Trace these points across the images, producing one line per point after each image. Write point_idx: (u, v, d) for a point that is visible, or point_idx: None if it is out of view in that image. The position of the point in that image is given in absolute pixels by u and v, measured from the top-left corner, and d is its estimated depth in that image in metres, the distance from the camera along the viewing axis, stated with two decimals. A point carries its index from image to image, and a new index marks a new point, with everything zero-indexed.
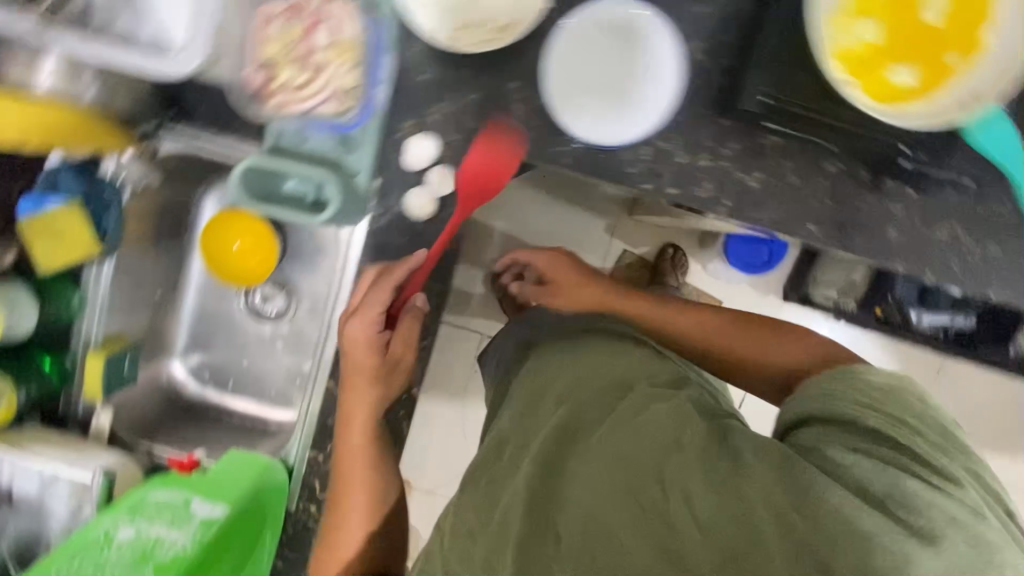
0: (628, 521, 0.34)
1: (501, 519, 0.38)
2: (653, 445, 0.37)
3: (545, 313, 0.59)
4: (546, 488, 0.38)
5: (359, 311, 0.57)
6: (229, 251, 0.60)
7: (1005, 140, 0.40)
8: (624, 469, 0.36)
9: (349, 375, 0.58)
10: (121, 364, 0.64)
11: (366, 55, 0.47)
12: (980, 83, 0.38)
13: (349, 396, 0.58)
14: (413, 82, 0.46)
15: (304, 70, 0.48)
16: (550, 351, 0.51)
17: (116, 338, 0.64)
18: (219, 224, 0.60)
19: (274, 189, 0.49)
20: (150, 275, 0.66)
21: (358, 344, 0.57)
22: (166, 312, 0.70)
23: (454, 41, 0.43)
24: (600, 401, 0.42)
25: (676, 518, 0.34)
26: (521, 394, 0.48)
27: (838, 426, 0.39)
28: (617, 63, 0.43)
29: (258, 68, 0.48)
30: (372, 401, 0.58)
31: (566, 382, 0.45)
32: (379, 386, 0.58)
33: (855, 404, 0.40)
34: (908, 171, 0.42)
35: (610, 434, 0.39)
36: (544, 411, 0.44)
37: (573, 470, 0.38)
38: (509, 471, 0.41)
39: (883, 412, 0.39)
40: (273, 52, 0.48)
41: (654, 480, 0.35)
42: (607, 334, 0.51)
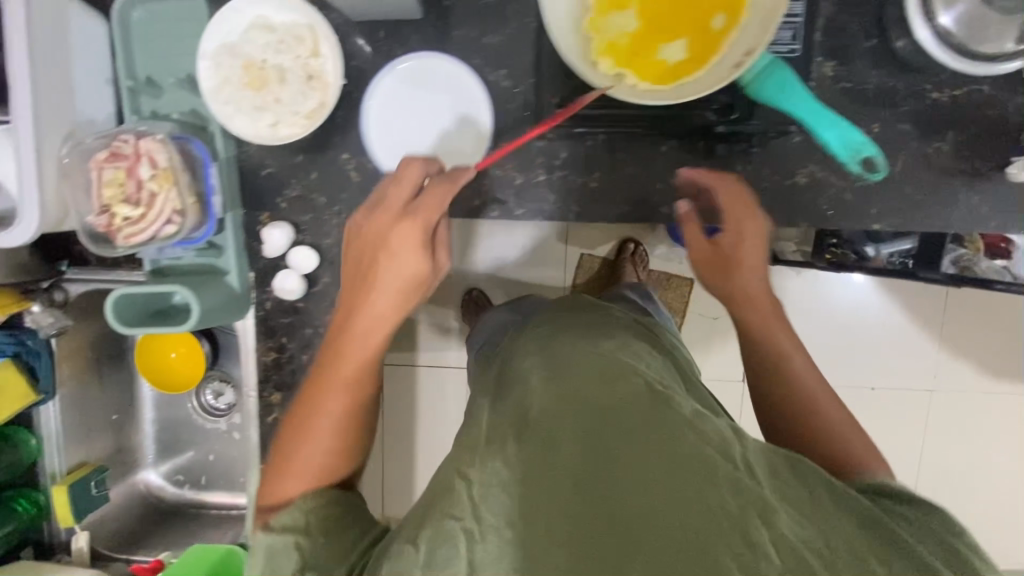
0: (692, 520, 0.36)
1: (551, 499, 0.40)
2: (728, 466, 0.40)
3: (567, 313, 0.62)
4: (609, 473, 0.39)
5: (398, 208, 0.60)
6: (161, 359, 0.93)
7: (789, 82, 0.66)
8: (693, 474, 0.39)
9: (368, 243, 0.60)
10: (88, 488, 0.89)
11: (191, 174, 0.77)
12: (745, 37, 0.63)
13: (362, 284, 0.61)
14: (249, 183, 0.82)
15: (139, 203, 0.76)
16: (590, 340, 0.53)
17: (81, 466, 0.91)
18: (152, 351, 0.93)
19: (158, 307, 0.78)
20: (97, 407, 0.93)
21: (387, 219, 0.59)
22: (128, 430, 0.99)
23: (282, 134, 0.76)
24: (655, 398, 0.44)
25: (751, 528, 0.36)
26: (537, 361, 0.53)
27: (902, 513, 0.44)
28: (417, 110, 0.77)
29: (99, 214, 0.76)
30: (382, 322, 0.61)
31: (614, 371, 0.47)
32: (394, 262, 0.59)
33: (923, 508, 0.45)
34: (721, 133, 0.71)
35: (673, 437, 0.41)
36: (573, 382, 0.47)
37: (628, 458, 0.40)
38: (546, 440, 0.43)
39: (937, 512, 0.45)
40: (109, 196, 0.76)
41: (730, 496, 0.38)
42: (655, 356, 0.55)
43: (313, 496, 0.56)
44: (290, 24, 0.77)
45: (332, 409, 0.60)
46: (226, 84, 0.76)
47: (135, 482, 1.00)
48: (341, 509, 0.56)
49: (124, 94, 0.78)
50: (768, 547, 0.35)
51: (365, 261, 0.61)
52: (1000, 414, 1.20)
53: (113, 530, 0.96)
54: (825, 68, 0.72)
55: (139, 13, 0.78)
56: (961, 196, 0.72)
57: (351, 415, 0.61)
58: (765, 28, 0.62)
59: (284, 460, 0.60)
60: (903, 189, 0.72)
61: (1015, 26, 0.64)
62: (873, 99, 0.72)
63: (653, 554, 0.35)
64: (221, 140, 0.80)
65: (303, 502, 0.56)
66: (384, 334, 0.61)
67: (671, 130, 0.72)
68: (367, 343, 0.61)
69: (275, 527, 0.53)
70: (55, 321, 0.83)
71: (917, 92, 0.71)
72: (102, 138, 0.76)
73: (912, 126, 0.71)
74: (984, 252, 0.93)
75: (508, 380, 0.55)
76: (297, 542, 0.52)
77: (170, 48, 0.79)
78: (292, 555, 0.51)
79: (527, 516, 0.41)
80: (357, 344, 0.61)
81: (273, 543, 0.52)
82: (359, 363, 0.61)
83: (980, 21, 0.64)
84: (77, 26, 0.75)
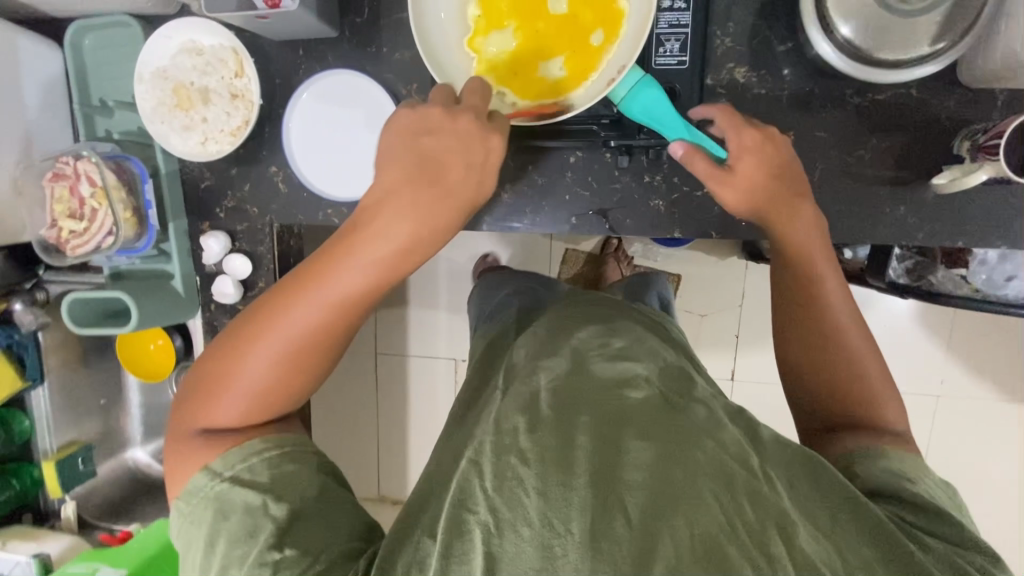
0: (705, 523, 0.41)
1: (582, 487, 0.42)
2: (749, 479, 0.45)
3: (582, 317, 0.65)
4: (642, 470, 0.43)
5: (479, 126, 0.57)
6: (141, 346, 1.01)
7: (655, 100, 0.69)
8: (713, 481, 0.44)
9: (441, 145, 0.56)
10: (77, 461, 1.05)
11: (132, 188, 0.81)
12: (620, 52, 0.69)
13: (415, 185, 0.55)
14: (197, 191, 0.87)
15: (82, 218, 0.81)
16: (612, 349, 0.57)
17: (70, 445, 1.05)
18: (133, 344, 1.01)
19: (110, 309, 0.86)
20: (84, 392, 1.06)
21: (467, 129, 0.57)
22: (115, 415, 1.13)
23: (212, 150, 0.81)
24: (682, 416, 0.49)
25: (761, 536, 0.42)
26: (562, 364, 0.55)
27: (896, 508, 0.54)
28: (333, 127, 0.81)
29: (51, 227, 0.81)
30: (403, 249, 0.54)
31: (641, 383, 0.51)
32: (414, 186, 0.55)
33: (917, 505, 0.54)
34: (617, 146, 0.78)
35: (693, 445, 0.46)
36: (610, 394, 0.50)
37: (656, 460, 0.44)
38: (579, 445, 0.45)
39: (931, 505, 0.54)
40: (59, 211, 0.81)
41: (748, 508, 0.43)
42: (672, 353, 0.61)
43: (272, 441, 0.54)
44: (215, 48, 0.81)
45: (302, 331, 0.54)
46: (159, 105, 0.81)
47: (124, 459, 1.15)
48: (302, 449, 0.55)
49: (79, 119, 0.86)
50: (785, 559, 0.41)
51: (425, 161, 0.56)
52: (960, 404, 1.27)
53: (105, 499, 1.11)
54: (737, 74, 0.77)
55: (91, 40, 0.84)
56: (889, 208, 0.77)
57: (316, 349, 0.55)
58: (637, 41, 0.68)
59: (231, 364, 0.54)
60: (824, 199, 0.78)
61: (932, 25, 0.65)
62: (789, 105, 0.77)
63: (679, 560, 0.39)
64: (161, 156, 0.84)
65: (262, 448, 0.53)
66: (399, 263, 0.55)
67: (572, 144, 0.79)
68: (378, 266, 0.54)
69: (227, 474, 0.51)
70: (35, 318, 0.93)
71: (840, 98, 0.76)
72: (51, 159, 0.81)
73: (829, 134, 0.77)
74: (941, 262, 0.97)
75: (524, 375, 0.56)
76: (268, 504, 0.49)
77: (115, 70, 0.85)
78: (264, 520, 0.48)
79: (552, 515, 0.41)
80: (367, 259, 0.54)
81: (238, 500, 0.50)
82: (356, 288, 0.54)
83: (883, 28, 0.66)
84: (27, 55, 0.80)
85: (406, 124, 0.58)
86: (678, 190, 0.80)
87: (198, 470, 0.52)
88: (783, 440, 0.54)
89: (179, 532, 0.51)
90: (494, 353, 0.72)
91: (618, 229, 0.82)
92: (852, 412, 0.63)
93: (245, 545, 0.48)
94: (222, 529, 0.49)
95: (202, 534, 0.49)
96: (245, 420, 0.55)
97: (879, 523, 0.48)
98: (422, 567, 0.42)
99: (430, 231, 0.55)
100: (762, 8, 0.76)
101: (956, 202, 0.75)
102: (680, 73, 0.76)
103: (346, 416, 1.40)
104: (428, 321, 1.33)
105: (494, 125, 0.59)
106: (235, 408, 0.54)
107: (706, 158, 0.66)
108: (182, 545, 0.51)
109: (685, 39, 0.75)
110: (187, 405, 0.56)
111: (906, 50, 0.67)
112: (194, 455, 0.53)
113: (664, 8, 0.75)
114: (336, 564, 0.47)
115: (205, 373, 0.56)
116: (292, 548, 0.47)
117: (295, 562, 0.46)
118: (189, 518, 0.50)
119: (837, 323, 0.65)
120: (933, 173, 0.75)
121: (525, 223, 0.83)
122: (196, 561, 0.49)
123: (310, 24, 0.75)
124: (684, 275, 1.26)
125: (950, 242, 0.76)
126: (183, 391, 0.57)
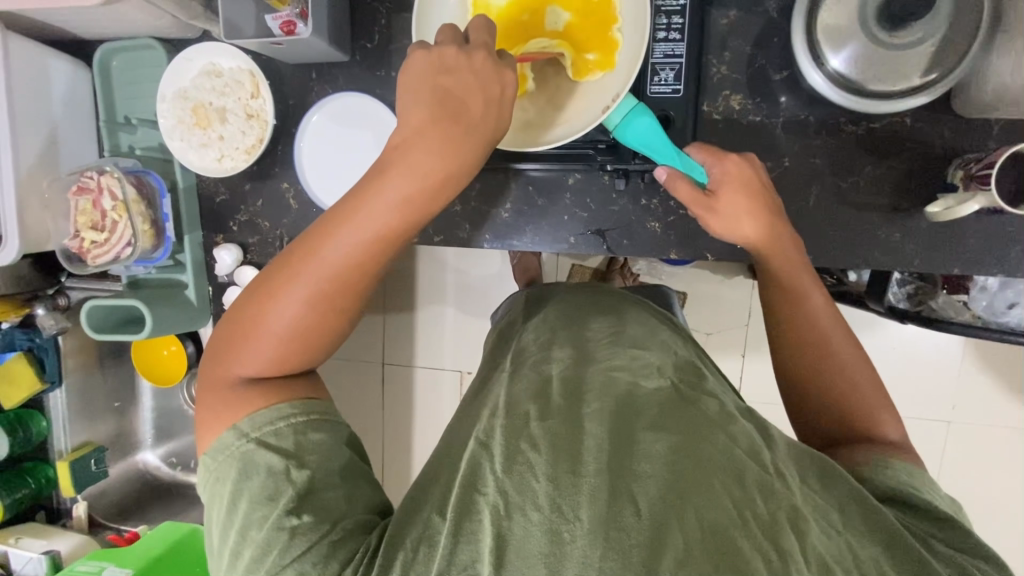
0: (719, 514, 0.44)
1: (597, 467, 0.46)
2: (760, 474, 0.47)
3: (596, 312, 0.69)
4: (656, 456, 0.47)
5: (495, 63, 0.56)
6: (154, 351, 1.03)
7: (645, 133, 0.69)
8: (726, 473, 0.47)
9: (460, 83, 0.55)
10: (90, 463, 1.07)
11: (151, 202, 0.85)
12: (614, 80, 0.73)
13: (439, 123, 0.55)
14: (211, 205, 0.89)
15: (103, 229, 0.83)
16: (627, 347, 0.60)
17: (84, 445, 1.08)
18: (148, 350, 1.03)
19: (126, 316, 0.88)
20: (100, 395, 1.09)
21: (484, 68, 0.56)
22: (129, 416, 1.15)
23: (227, 167, 0.85)
24: (701, 414, 0.52)
25: (772, 527, 0.44)
26: (571, 354, 0.60)
27: (901, 512, 0.54)
28: (341, 147, 0.85)
29: (72, 237, 0.84)
30: (429, 187, 0.54)
31: (657, 379, 0.55)
32: (442, 136, 0.54)
33: (923, 514, 0.54)
34: (614, 170, 0.80)
35: (703, 437, 0.49)
36: (628, 382, 0.54)
37: (670, 448, 0.47)
38: (590, 433, 0.49)
39: (936, 510, 0.54)
40: (80, 223, 0.83)
41: (761, 503, 0.45)
42: (674, 347, 0.65)
43: (300, 406, 0.55)
44: (233, 72, 0.85)
45: (330, 273, 0.54)
46: (178, 123, 0.85)
47: (134, 462, 1.18)
48: (326, 416, 0.55)
49: (103, 134, 0.90)
50: (796, 551, 0.43)
51: (444, 99, 0.55)
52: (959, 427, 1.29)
53: (114, 500, 1.15)
54: (733, 101, 0.80)
55: (118, 61, 0.88)
56: (883, 232, 0.78)
57: (343, 294, 0.56)
58: (630, 73, 0.71)
59: (260, 311, 0.55)
60: (818, 223, 0.80)
61: (921, 57, 0.67)
62: (783, 132, 0.80)
63: (690, 550, 0.42)
64: (179, 170, 0.88)
65: (290, 412, 0.54)
66: (426, 202, 0.55)
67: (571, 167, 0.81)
68: (406, 205, 0.54)
69: (253, 435, 0.52)
70: (56, 322, 0.95)
71: (833, 126, 0.79)
72: (76, 172, 0.84)
73: (823, 160, 0.79)
74: (943, 288, 0.99)
75: (538, 360, 0.61)
76: (289, 469, 0.51)
77: (138, 90, 0.89)
78: (284, 485, 0.50)
79: (561, 501, 0.44)
80: (394, 198, 0.54)
81: (261, 462, 0.51)
82: (383, 229, 0.54)
83: (873, 60, 0.69)
84: (57, 75, 0.83)
85: (423, 64, 0.56)
86: (675, 210, 0.82)
87: (226, 428, 0.53)
88: (793, 441, 0.55)
89: (203, 485, 0.53)
90: (504, 342, 0.74)
91: (616, 249, 0.84)
92: (846, 418, 0.64)
93: (264, 506, 0.49)
94: (244, 488, 0.50)
95: (225, 492, 0.51)
96: (274, 367, 0.56)
97: (885, 524, 0.49)
98: (430, 544, 0.46)
99: (456, 168, 0.55)
100: (758, 38, 0.79)
101: (950, 232, 0.77)
102: (674, 101, 0.79)
103: (357, 428, 1.42)
104: (437, 333, 1.36)
105: (507, 62, 0.57)
106: (265, 356, 0.56)
107: (689, 182, 0.68)
108: (206, 498, 0.52)
109: (679, 69, 0.78)
110: (216, 355, 0.57)
111: (896, 81, 0.69)
112: (227, 405, 0.55)
113: (659, 39, 0.77)
114: (349, 533, 0.49)
115: (233, 323, 0.57)
116: (309, 515, 0.49)
117: (311, 528, 0.48)
118: (215, 474, 0.52)
119: (815, 324, 0.67)
120: (929, 201, 0.77)
121: (525, 240, 0.85)
122: (219, 517, 0.51)
123: (323, 50, 0.78)
124: (688, 293, 1.29)
125: (945, 269, 0.78)
126: (213, 340, 0.59)
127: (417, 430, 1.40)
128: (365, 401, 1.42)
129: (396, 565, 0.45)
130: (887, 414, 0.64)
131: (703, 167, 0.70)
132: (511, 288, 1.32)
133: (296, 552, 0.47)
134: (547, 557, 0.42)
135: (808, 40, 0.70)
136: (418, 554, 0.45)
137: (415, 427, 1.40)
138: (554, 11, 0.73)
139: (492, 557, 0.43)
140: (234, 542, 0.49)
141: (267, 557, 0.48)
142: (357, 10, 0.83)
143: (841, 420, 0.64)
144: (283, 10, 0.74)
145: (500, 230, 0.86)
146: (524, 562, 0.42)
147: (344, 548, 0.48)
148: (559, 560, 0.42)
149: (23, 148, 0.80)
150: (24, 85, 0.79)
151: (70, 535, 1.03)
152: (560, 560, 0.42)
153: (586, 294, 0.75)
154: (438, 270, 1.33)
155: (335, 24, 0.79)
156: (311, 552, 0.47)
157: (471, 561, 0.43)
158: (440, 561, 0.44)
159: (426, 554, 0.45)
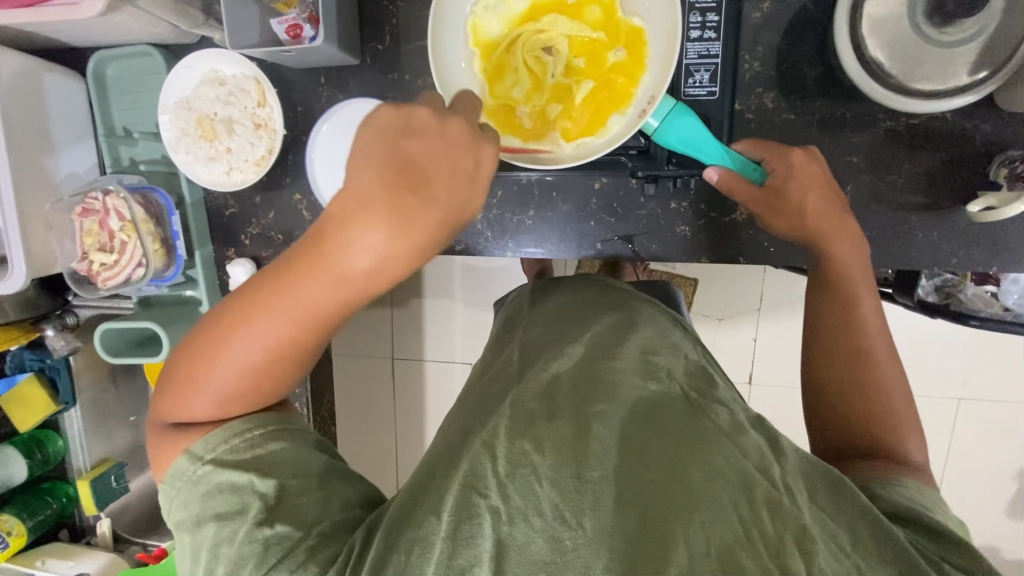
0: (710, 545, 0.41)
1: (599, 472, 0.45)
2: (766, 489, 0.46)
3: (593, 307, 0.67)
4: (641, 480, 0.44)
5: (471, 134, 0.51)
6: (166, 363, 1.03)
7: (688, 130, 0.69)
8: (709, 502, 0.44)
9: (427, 151, 0.50)
10: (110, 480, 1.08)
11: (160, 221, 0.85)
12: (648, 84, 0.70)
13: (392, 193, 0.48)
14: (223, 218, 0.90)
15: (111, 250, 0.83)
16: (623, 351, 0.58)
17: (102, 463, 1.09)
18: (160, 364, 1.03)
19: (137, 337, 0.88)
20: (115, 410, 1.10)
21: (457, 136, 0.51)
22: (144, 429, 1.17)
23: (236, 179, 0.85)
24: (690, 436, 0.48)
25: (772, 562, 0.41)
26: (583, 351, 0.59)
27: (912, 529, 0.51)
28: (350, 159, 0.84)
29: (81, 260, 0.85)
30: (376, 266, 0.50)
31: (663, 387, 0.54)
32: (405, 223, 0.48)
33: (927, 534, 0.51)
34: (644, 176, 0.78)
35: (687, 462, 0.46)
36: (633, 384, 0.53)
37: (659, 474, 0.45)
38: (595, 437, 0.47)
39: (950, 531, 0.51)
40: (88, 244, 0.84)
41: (759, 531, 0.43)
42: (670, 342, 0.62)
43: (255, 420, 0.55)
44: (236, 81, 0.84)
45: (276, 333, 0.52)
46: (184, 135, 0.85)
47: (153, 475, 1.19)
48: (286, 427, 0.56)
49: (104, 149, 0.90)
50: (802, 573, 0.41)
51: (406, 167, 0.49)
52: (979, 415, 1.26)
53: (136, 515, 1.16)
54: (766, 99, 0.76)
55: (113, 70, 0.88)
56: (921, 233, 0.75)
57: (287, 356, 0.54)
58: (664, 75, 0.68)
59: (204, 360, 0.54)
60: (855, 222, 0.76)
61: (971, 54, 0.64)
62: (819, 130, 0.75)
63: (693, 567, 0.40)
64: (186, 185, 0.88)
65: (244, 428, 0.54)
66: (375, 281, 0.51)
67: (597, 172, 0.79)
68: (354, 279, 0.50)
69: (208, 457, 0.53)
70: (67, 342, 0.96)
71: (870, 121, 0.74)
72: (80, 194, 0.84)
73: (860, 158, 0.75)
74: (972, 281, 0.95)
75: (544, 361, 0.59)
76: (254, 482, 0.51)
77: (139, 100, 0.90)
78: (252, 498, 0.50)
79: (564, 507, 0.43)
80: (341, 273, 0.50)
81: (223, 480, 0.51)
82: (339, 305, 0.52)
83: (919, 57, 0.66)
84: (51, 88, 0.83)
85: (387, 122, 0.51)
86: (704, 211, 0.79)
87: (182, 453, 0.54)
88: (805, 453, 0.53)
89: (168, 513, 0.53)
90: (506, 333, 0.73)
91: (644, 254, 0.82)
92: (865, 419, 0.61)
93: (234, 522, 0.49)
94: (210, 507, 0.50)
95: (191, 515, 0.51)
96: (218, 418, 0.55)
97: (896, 545, 0.47)
98: (425, 545, 0.44)
99: (409, 247, 0.49)
100: (789, 30, 0.75)
101: (990, 230, 0.73)
102: (711, 103, 0.75)
103: (372, 429, 1.44)
104: (448, 332, 1.36)
105: (486, 135, 0.53)
106: (204, 411, 0.55)
107: (743, 181, 0.69)
108: (174, 523, 0.52)
109: (714, 69, 0.74)
110: (166, 391, 0.56)
111: (944, 80, 0.65)
112: (189, 434, 0.55)
113: (692, 38, 0.74)
114: (326, 537, 0.48)
115: (182, 361, 0.55)
116: (282, 524, 0.49)
117: (286, 537, 0.48)
118: (178, 497, 0.52)
119: (852, 314, 0.65)
120: (966, 200, 0.73)
121: (549, 248, 0.83)
122: (187, 541, 0.51)
123: (331, 54, 0.78)
124: (699, 280, 1.28)
125: (984, 267, 0.74)
126: (163, 377, 0.57)
127: (431, 429, 1.41)
128: (377, 402, 1.43)
129: (389, 568, 0.44)
130: (911, 422, 0.61)
131: (759, 166, 0.71)
132: (518, 280, 1.31)
133: (272, 561, 0.47)
134: (548, 564, 0.41)
135: (852, 32, 0.67)
136: (413, 556, 0.44)
137: (428, 428, 1.41)
138: (553, 15, 0.71)
139: (492, 562, 0.42)
140: (208, 561, 0.49)
141: (244, 569, 0.47)
142: (365, 13, 0.82)
143: (867, 427, 0.61)
144: (288, 15, 0.76)
145: (516, 234, 0.84)
146: (524, 567, 0.41)
147: (325, 551, 0.47)
148: (560, 567, 0.41)
149: (24, 164, 0.80)
150: (19, 101, 0.79)
151: (96, 555, 1.04)
152: (560, 567, 0.41)
153: (580, 287, 0.74)
154: (447, 269, 1.32)
155: (344, 30, 0.78)
156: (288, 560, 0.47)
157: (469, 565, 0.42)
158: (438, 563, 0.43)
159: (421, 556, 0.44)
